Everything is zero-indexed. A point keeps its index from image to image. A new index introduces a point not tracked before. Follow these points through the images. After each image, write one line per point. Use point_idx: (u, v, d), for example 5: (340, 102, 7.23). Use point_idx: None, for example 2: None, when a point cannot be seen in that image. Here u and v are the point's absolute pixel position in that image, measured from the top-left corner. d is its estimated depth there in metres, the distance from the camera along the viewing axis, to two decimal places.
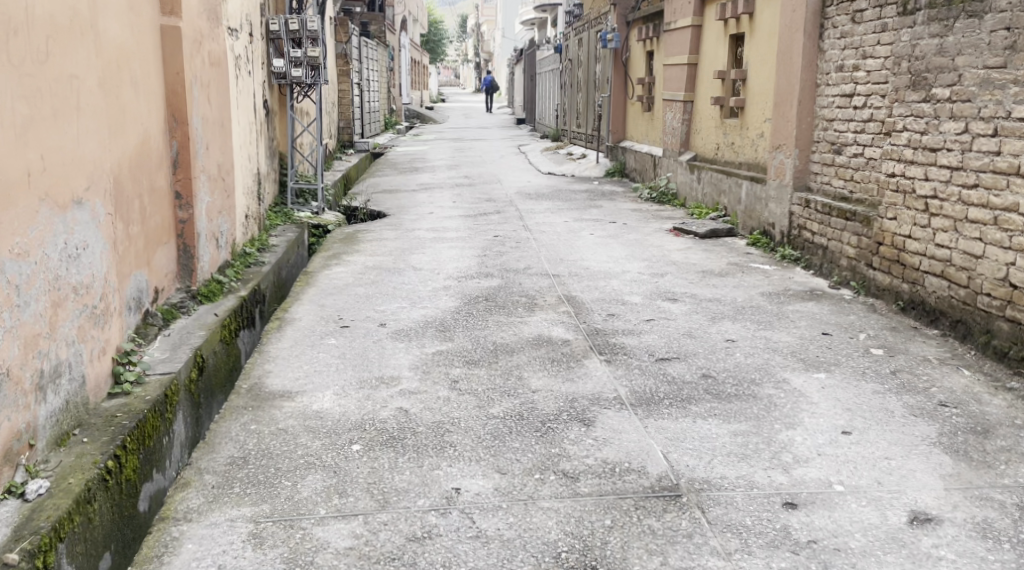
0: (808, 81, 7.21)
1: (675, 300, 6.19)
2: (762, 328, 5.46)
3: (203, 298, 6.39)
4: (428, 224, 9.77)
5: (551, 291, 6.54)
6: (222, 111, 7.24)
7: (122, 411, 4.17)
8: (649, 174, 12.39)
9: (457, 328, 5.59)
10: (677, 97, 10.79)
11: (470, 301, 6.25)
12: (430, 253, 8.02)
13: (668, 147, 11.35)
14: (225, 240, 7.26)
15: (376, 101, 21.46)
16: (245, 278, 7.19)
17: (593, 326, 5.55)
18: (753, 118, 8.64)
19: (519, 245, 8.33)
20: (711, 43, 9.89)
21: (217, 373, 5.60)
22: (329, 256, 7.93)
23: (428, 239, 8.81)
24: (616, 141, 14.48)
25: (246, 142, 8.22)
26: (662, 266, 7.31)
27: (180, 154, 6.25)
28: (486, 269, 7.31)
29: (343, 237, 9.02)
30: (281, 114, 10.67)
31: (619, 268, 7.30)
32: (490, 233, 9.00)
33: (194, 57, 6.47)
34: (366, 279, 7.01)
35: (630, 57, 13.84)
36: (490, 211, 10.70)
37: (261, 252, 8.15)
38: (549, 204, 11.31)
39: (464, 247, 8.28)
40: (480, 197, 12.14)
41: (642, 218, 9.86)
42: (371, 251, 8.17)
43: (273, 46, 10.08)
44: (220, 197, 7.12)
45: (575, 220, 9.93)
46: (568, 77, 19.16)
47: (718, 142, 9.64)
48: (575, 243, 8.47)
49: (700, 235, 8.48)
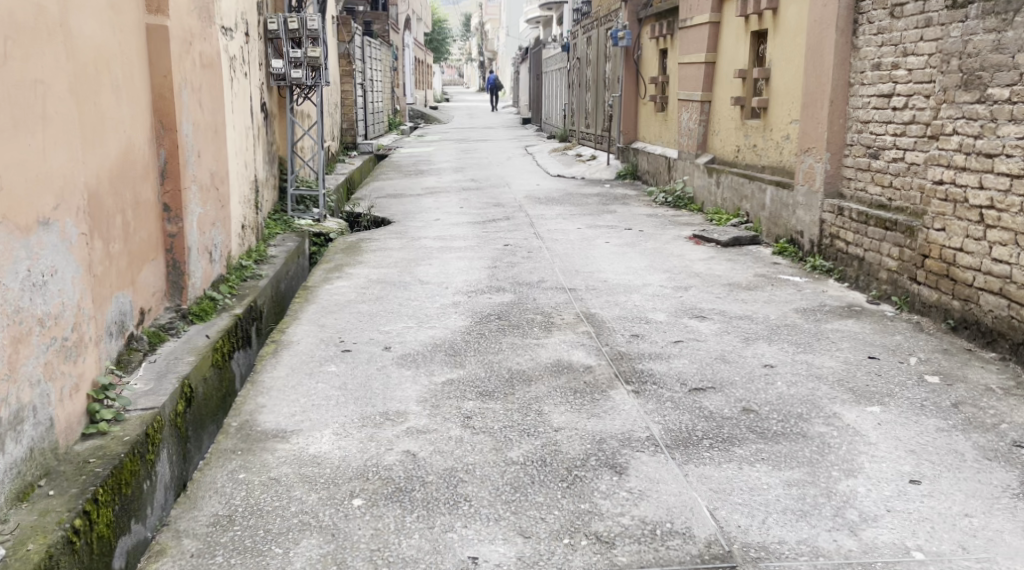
0: (841, 79, 6.72)
1: (703, 318, 5.74)
2: (801, 351, 4.99)
3: (195, 318, 5.95)
4: (435, 232, 9.31)
5: (568, 308, 6.09)
6: (216, 117, 6.81)
7: (96, 456, 3.80)
8: (663, 177, 11.94)
9: (469, 352, 5.15)
10: (694, 97, 10.33)
11: (482, 320, 5.81)
12: (437, 265, 7.57)
13: (684, 149, 10.90)
14: (219, 254, 6.82)
15: (380, 102, 20.99)
16: (241, 294, 6.75)
17: (616, 349, 5.09)
18: (778, 119, 8.18)
19: (531, 256, 7.87)
20: (731, 41, 9.42)
21: (208, 402, 5.17)
22: (329, 269, 7.49)
23: (435, 249, 8.36)
24: (627, 143, 14.02)
25: (243, 148, 7.79)
26: (685, 279, 6.85)
27: (168, 163, 5.81)
28: (498, 283, 6.86)
29: (345, 247, 8.57)
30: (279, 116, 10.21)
31: (639, 280, 6.85)
32: (500, 242, 8.55)
33: (184, 58, 6.04)
34: (369, 295, 6.56)
35: (643, 55, 13.39)
36: (498, 218, 10.24)
37: (258, 265, 7.71)
38: (560, 209, 10.84)
39: (474, 258, 7.84)
40: (488, 202, 11.68)
41: (658, 224, 9.40)
42: (375, 263, 7.72)
43: (272, 47, 9.64)
44: (213, 207, 6.69)
45: (588, 226, 9.47)
46: (576, 77, 18.71)
47: (739, 144, 9.18)
48: (590, 253, 8.01)
49: (723, 244, 8.02)
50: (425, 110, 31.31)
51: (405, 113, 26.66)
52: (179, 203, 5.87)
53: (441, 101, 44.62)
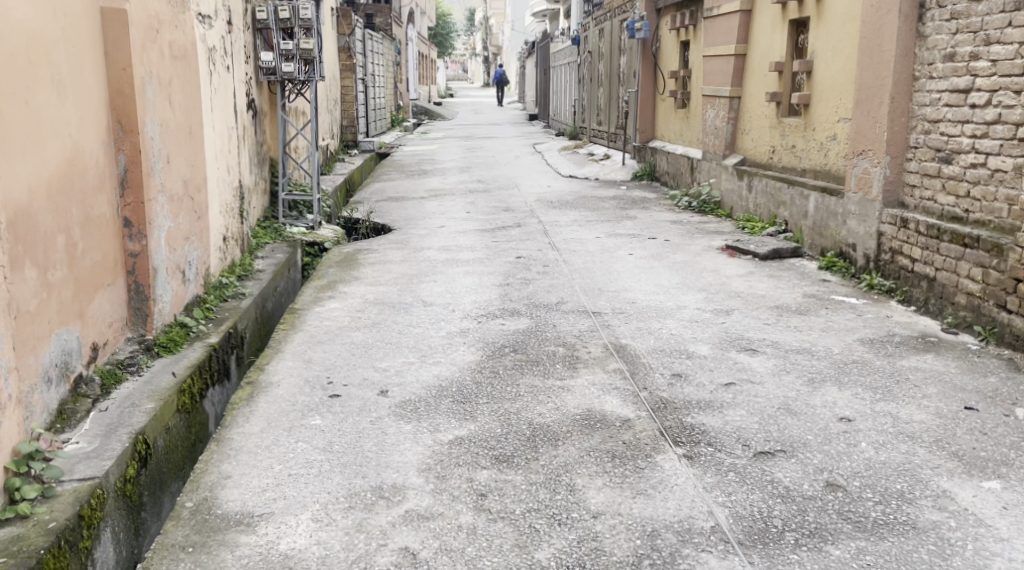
0: (904, 72, 5.91)
1: (755, 352, 4.91)
2: (881, 399, 4.13)
3: (161, 351, 5.13)
4: (440, 241, 8.47)
5: (593, 337, 5.27)
6: (191, 115, 5.98)
7: (6, 554, 3.13)
8: (685, 179, 11.10)
9: (481, 397, 4.31)
10: (723, 93, 9.50)
11: (495, 354, 4.97)
12: (443, 283, 6.74)
13: (710, 148, 10.06)
14: (195, 271, 6.00)
15: (382, 98, 20.16)
16: (219, 318, 5.93)
17: (657, 395, 4.26)
18: (822, 117, 7.34)
19: (547, 271, 7.04)
20: (764, 31, 8.59)
21: (170, 457, 4.35)
22: (320, 287, 6.66)
23: (440, 262, 7.52)
24: (644, 142, 13.20)
25: (225, 150, 6.96)
26: (724, 300, 6.03)
27: (129, 171, 4.99)
28: (512, 305, 6.02)
29: (340, 260, 7.75)
30: (270, 114, 9.38)
31: (672, 302, 6.03)
32: (512, 254, 7.72)
33: (149, 49, 5.22)
34: (364, 320, 5.73)
35: (661, 48, 12.56)
36: (509, 224, 9.40)
37: (242, 282, 6.89)
38: (575, 215, 10.00)
39: (483, 274, 7.00)
40: (497, 206, 10.84)
41: (684, 233, 8.56)
42: (373, 280, 6.88)
43: (261, 38, 8.85)
44: (187, 219, 5.87)
45: (608, 235, 8.63)
46: (587, 71, 17.85)
47: (775, 144, 8.34)
48: (612, 267, 7.18)
49: (761, 256, 7.19)
50: (429, 106, 30.40)
51: (409, 109, 25.80)
52: (142, 216, 5.05)
53: (446, 97, 43.76)
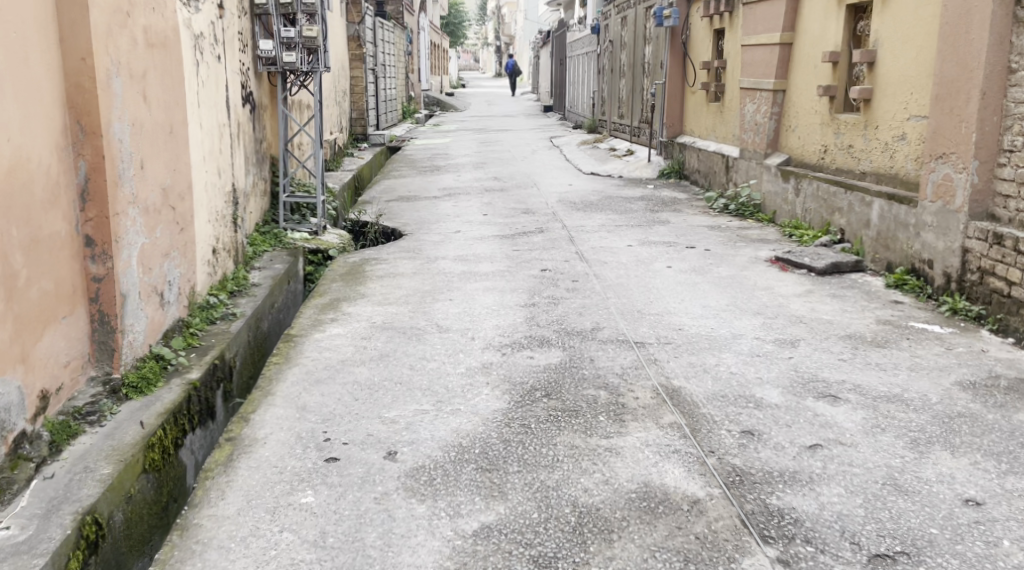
0: (998, 62, 5.14)
1: (835, 399, 4.11)
2: (1010, 475, 3.37)
3: (130, 394, 4.34)
4: (456, 250, 7.68)
5: (638, 376, 4.48)
6: (171, 111, 5.19)
7: None
8: (719, 178, 10.31)
9: (511, 463, 3.52)
10: (765, 85, 8.71)
11: (524, 401, 4.15)
12: (461, 303, 5.94)
13: (748, 146, 9.27)
14: (176, 291, 5.21)
15: (393, 89, 19.37)
16: (202, 347, 5.13)
17: (728, 463, 3.47)
18: (888, 114, 6.54)
19: (575, 287, 6.25)
20: (815, 16, 7.78)
21: (133, 533, 3.66)
22: (321, 306, 5.87)
23: (456, 277, 6.72)
24: (671, 136, 12.41)
25: (216, 150, 6.17)
26: (786, 328, 5.23)
27: (91, 181, 4.20)
28: (540, 333, 5.22)
29: (344, 272, 6.95)
30: (270, 108, 8.59)
31: (725, 328, 5.24)
32: (536, 266, 6.94)
33: (119, 35, 4.43)
34: (370, 350, 4.93)
35: (692, 36, 11.76)
36: (530, 229, 8.61)
37: (233, 299, 6.10)
38: (601, 219, 9.19)
39: (505, 292, 6.19)
40: (516, 208, 10.04)
41: (725, 241, 7.75)
42: (380, 298, 6.09)
43: (260, 24, 8.06)
44: (167, 232, 5.08)
45: (640, 242, 7.83)
46: (608, 61, 17.02)
47: (828, 144, 7.54)
48: (651, 283, 6.39)
49: (818, 270, 6.39)
50: (441, 97, 29.51)
51: (420, 99, 24.93)
52: (107, 235, 4.26)
53: (458, 87, 42.96)
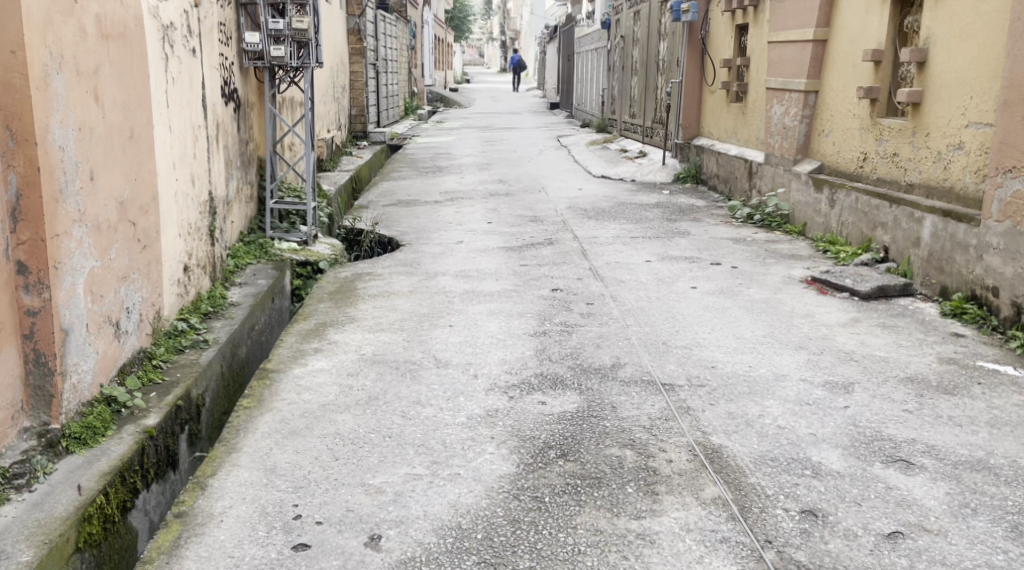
0: None
1: (908, 465, 3.45)
2: None
3: (70, 447, 3.69)
4: (459, 265, 7.03)
5: (668, 429, 3.80)
6: (131, 112, 4.53)
7: None
8: (742, 185, 9.69)
9: (522, 556, 2.94)
10: (795, 86, 8.14)
11: (535, 464, 3.48)
12: (463, 330, 5.28)
13: (776, 151, 8.67)
14: (137, 318, 4.55)
15: (395, 85, 18.70)
16: (165, 384, 4.46)
17: (792, 563, 2.87)
18: (940, 121, 5.93)
19: (591, 312, 5.59)
20: (856, 12, 7.22)
21: None
22: (305, 332, 5.21)
23: (458, 297, 6.06)
24: (687, 139, 11.79)
25: (189, 155, 5.52)
26: (834, 367, 4.57)
27: (22, 196, 3.55)
28: (552, 370, 4.56)
29: (333, 290, 6.31)
30: (257, 106, 7.93)
31: (765, 367, 4.57)
32: (546, 286, 6.29)
33: (63, 24, 3.77)
34: (356, 391, 4.27)
35: (710, 33, 11.13)
36: (539, 240, 7.96)
37: (207, 323, 5.43)
38: (616, 229, 8.53)
39: (513, 317, 5.53)
40: (523, 215, 9.38)
41: (753, 257, 7.09)
42: (372, 323, 5.43)
43: (246, 16, 7.43)
44: (125, 251, 4.42)
45: (659, 257, 7.17)
46: (618, 58, 16.38)
47: (870, 151, 6.95)
48: (674, 307, 5.72)
49: (862, 295, 5.79)
50: (444, 93, 28.83)
51: (423, 96, 24.30)
52: (44, 260, 3.61)
53: (462, 83, 42.34)
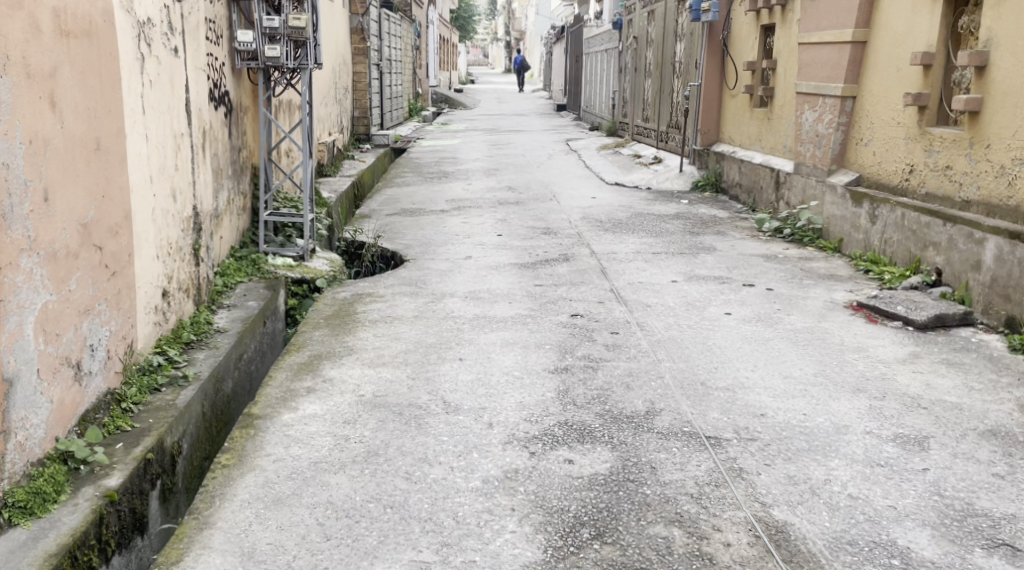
0: None
1: (1015, 553, 2.98)
2: None
3: (13, 518, 3.16)
4: (468, 285, 6.47)
5: (720, 499, 3.24)
6: (99, 121, 3.96)
7: None
8: (768, 195, 9.13)
9: None
10: (830, 91, 7.59)
11: (567, 555, 2.96)
12: (474, 365, 4.70)
13: (807, 160, 8.10)
14: (104, 356, 3.98)
15: (399, 86, 18.12)
16: (134, 433, 3.88)
17: None
18: (1006, 132, 5.42)
19: (616, 343, 5.02)
20: (902, 11, 6.68)
21: None
22: (297, 367, 4.64)
23: (468, 324, 5.48)
24: (706, 145, 11.23)
25: (170, 166, 4.94)
26: (900, 417, 4.00)
27: None
28: (577, 418, 3.97)
29: (332, 313, 5.75)
30: (251, 110, 7.36)
31: (822, 416, 3.99)
32: (565, 311, 5.72)
33: (8, 18, 3.22)
34: (354, 445, 3.69)
35: (732, 33, 10.57)
36: (554, 256, 7.40)
37: (188, 354, 4.85)
38: (635, 243, 7.95)
39: (530, 349, 4.95)
40: (535, 226, 8.82)
41: (789, 278, 6.51)
42: (372, 355, 4.86)
43: (239, 13, 6.89)
44: (89, 281, 3.85)
45: (686, 277, 6.60)
46: (630, 59, 15.83)
47: (919, 163, 6.39)
48: (709, 337, 5.14)
49: (918, 325, 5.24)
50: (449, 94, 28.22)
51: (427, 97, 23.73)
52: None
53: (467, 83, 41.76)
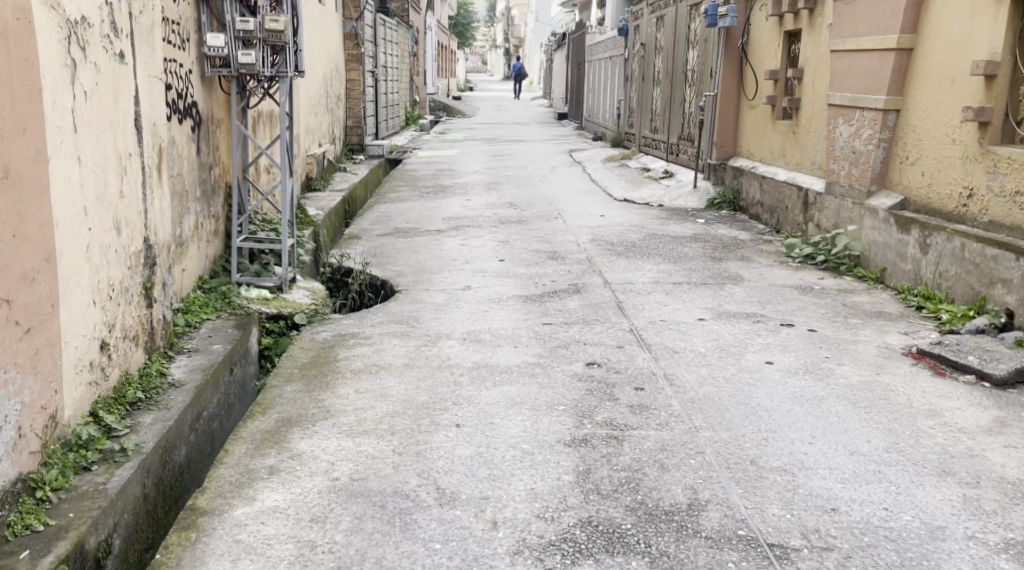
0: None
1: None
2: None
3: None
4: (467, 324, 5.68)
5: None
6: (5, 142, 3.21)
7: None
8: (796, 216, 8.35)
9: None
10: (869, 104, 6.83)
11: None
12: (475, 434, 3.90)
13: (842, 180, 7.32)
14: (11, 435, 3.23)
15: (395, 94, 17.35)
16: (47, 535, 3.18)
17: None
18: None
19: (643, 403, 4.23)
20: (956, 14, 5.93)
21: None
22: (259, 437, 3.82)
23: (467, 375, 4.69)
24: (722, 160, 10.47)
25: (113, 194, 4.15)
26: (1004, 514, 3.23)
27: None
28: (603, 514, 3.20)
29: (310, 360, 4.96)
30: (223, 124, 6.57)
31: (909, 512, 3.22)
32: (579, 359, 4.93)
33: None
34: (321, 558, 3.00)
35: (751, 40, 9.81)
36: (563, 287, 6.61)
37: (131, 419, 4.04)
38: (652, 270, 7.16)
39: (540, 411, 4.15)
40: (540, 250, 8.02)
41: (833, 316, 5.72)
42: (352, 420, 4.06)
43: (207, 14, 6.12)
44: None
45: (714, 314, 5.82)
46: (637, 67, 15.06)
47: (981, 186, 5.65)
48: (753, 395, 4.35)
49: (997, 380, 4.46)
50: (448, 102, 27.44)
51: (426, 107, 22.97)
52: None
53: (465, 91, 41.08)
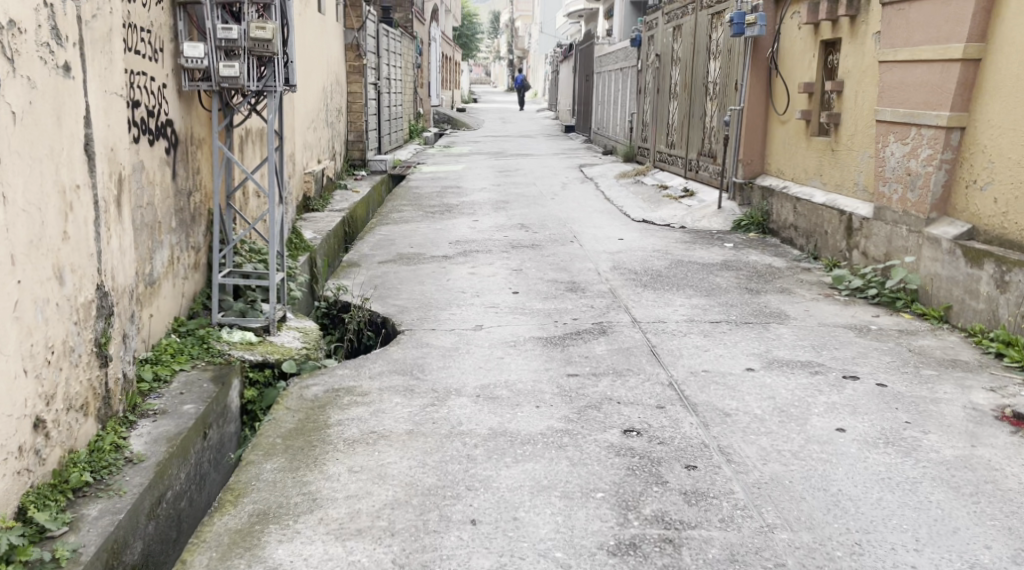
0: None
1: None
2: None
3: None
4: (480, 376, 4.92)
5: None
6: None
7: None
8: (838, 242, 7.57)
9: None
10: (927, 121, 6.08)
11: None
12: (497, 534, 3.20)
13: (893, 205, 6.55)
14: None
15: (399, 106, 16.62)
16: None
17: None
18: None
19: (698, 488, 3.49)
20: None
21: None
22: (228, 540, 3.17)
23: (481, 446, 3.93)
24: (748, 178, 9.70)
25: (54, 235, 3.42)
26: None
27: None
28: None
29: (297, 424, 4.21)
30: (205, 144, 5.83)
31: None
32: (613, 424, 4.17)
33: None
34: None
35: (781, 50, 9.06)
36: (586, 327, 5.86)
37: (71, 512, 3.30)
38: (685, 306, 6.41)
39: (574, 501, 3.39)
40: (556, 281, 7.26)
41: (901, 365, 4.96)
42: (345, 514, 3.33)
43: (184, 21, 5.38)
44: None
45: (764, 362, 5.06)
46: (651, 78, 14.31)
47: None
48: (830, 475, 3.59)
49: None
50: (453, 113, 26.75)
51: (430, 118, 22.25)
52: None
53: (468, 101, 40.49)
